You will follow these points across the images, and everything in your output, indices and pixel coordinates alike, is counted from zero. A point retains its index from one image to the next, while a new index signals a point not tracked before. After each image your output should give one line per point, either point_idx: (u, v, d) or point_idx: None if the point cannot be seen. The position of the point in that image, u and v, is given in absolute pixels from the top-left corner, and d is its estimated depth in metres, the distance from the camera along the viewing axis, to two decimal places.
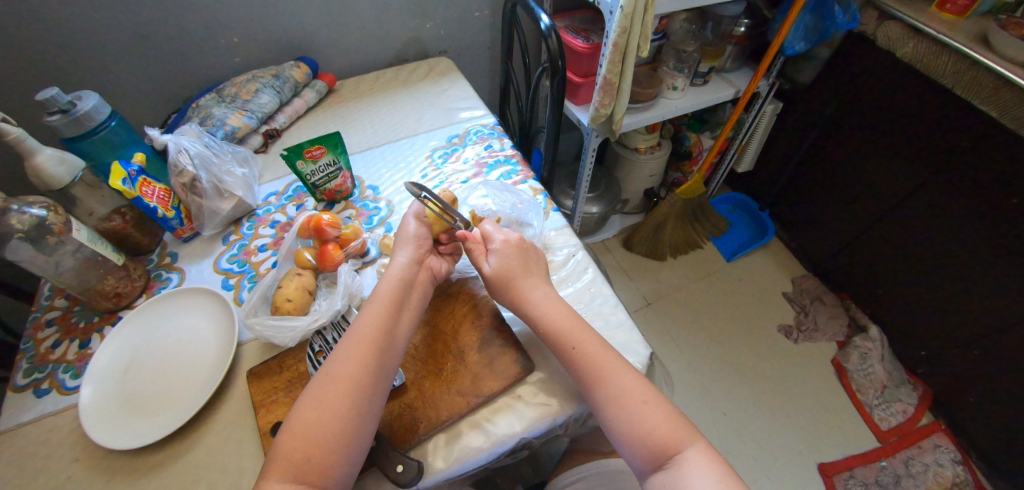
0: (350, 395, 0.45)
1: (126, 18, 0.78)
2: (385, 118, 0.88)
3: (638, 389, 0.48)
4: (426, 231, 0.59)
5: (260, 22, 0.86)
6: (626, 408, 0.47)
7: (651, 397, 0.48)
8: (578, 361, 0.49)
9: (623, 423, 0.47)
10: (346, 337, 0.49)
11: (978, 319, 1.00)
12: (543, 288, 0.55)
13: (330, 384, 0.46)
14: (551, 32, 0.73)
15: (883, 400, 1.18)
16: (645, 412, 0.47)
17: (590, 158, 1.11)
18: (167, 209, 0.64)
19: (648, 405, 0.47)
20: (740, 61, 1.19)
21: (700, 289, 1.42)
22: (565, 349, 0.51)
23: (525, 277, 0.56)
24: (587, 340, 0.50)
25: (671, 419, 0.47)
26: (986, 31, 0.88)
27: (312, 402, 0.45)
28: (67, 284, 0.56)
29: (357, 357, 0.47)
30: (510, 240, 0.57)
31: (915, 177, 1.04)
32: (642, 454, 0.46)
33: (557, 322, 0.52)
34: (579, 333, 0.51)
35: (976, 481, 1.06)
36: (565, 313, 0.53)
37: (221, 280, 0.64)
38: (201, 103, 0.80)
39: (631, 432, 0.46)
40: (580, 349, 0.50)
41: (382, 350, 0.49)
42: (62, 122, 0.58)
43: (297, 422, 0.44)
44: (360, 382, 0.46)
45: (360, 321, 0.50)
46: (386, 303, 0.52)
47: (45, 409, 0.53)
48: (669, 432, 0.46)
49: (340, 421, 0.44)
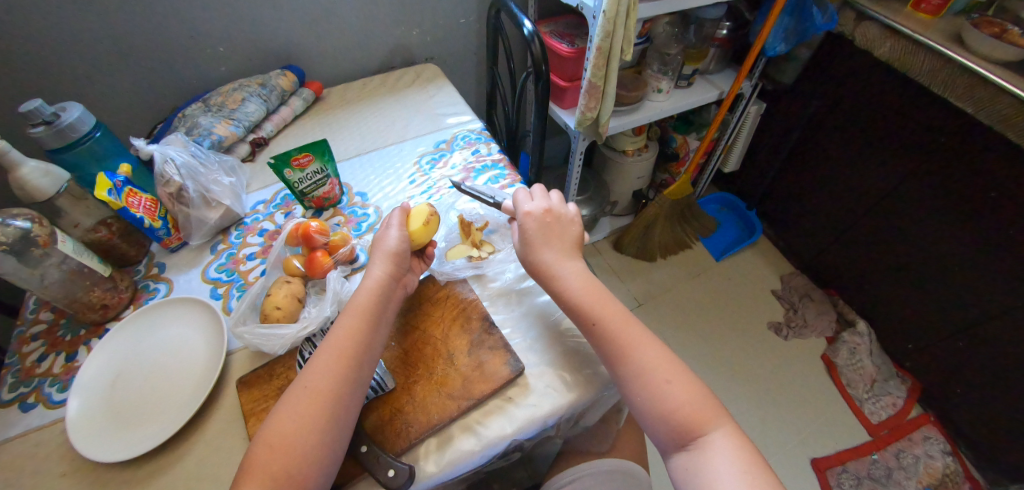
0: (327, 407, 0.45)
1: (110, 29, 0.78)
2: (373, 124, 0.88)
3: (662, 368, 0.48)
4: (404, 241, 0.59)
5: (246, 31, 0.86)
6: (650, 386, 0.47)
7: (675, 377, 0.48)
8: (599, 337, 0.50)
9: (646, 402, 0.47)
10: (323, 348, 0.49)
11: (961, 311, 1.02)
12: (567, 260, 0.56)
13: (307, 395, 0.46)
14: (535, 38, 0.74)
15: (873, 394, 1.19)
16: (668, 391, 0.47)
17: (578, 161, 1.12)
18: (154, 219, 0.64)
19: (671, 384, 0.47)
20: (723, 63, 1.21)
21: (691, 288, 1.44)
22: (585, 325, 0.51)
23: (544, 250, 0.56)
24: (608, 316, 0.51)
25: (696, 400, 0.47)
26: (960, 30, 0.91)
27: (288, 414, 0.45)
28: (53, 297, 0.56)
29: (335, 369, 0.47)
30: (532, 213, 0.58)
31: (896, 173, 1.06)
32: (666, 433, 0.46)
33: (580, 297, 0.52)
34: (602, 308, 0.52)
35: (965, 471, 1.07)
36: (590, 289, 0.53)
37: (210, 289, 0.64)
38: (187, 113, 0.80)
39: (655, 410, 0.46)
40: (600, 325, 0.51)
41: (359, 361, 0.49)
42: (46, 134, 0.58)
43: (274, 434, 0.44)
44: (337, 393, 0.46)
45: (337, 331, 0.50)
46: (361, 314, 0.52)
47: (31, 424, 0.52)
48: (694, 412, 0.46)
49: (318, 432, 0.44)
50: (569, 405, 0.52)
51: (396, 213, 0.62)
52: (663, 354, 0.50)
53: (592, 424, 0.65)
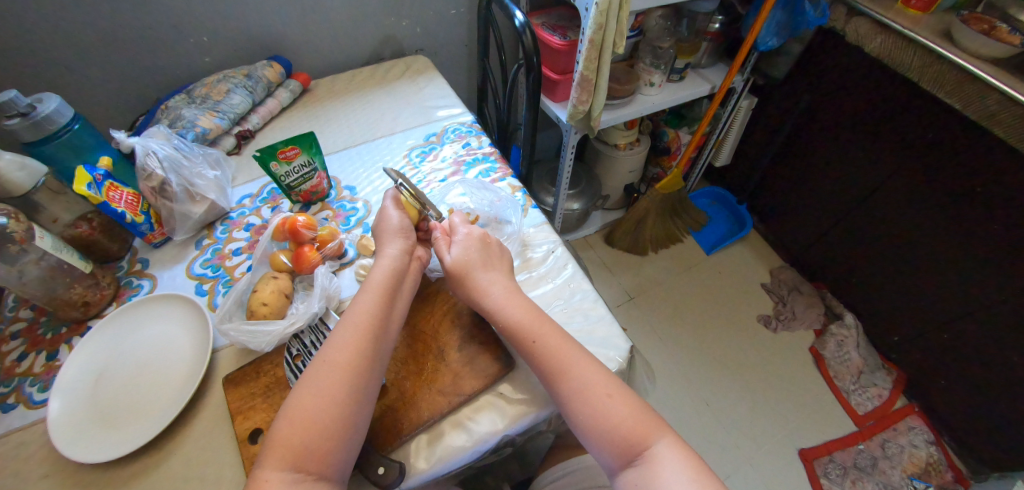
0: (348, 380, 0.45)
1: (87, 18, 0.75)
2: (362, 117, 0.87)
3: (602, 383, 0.48)
4: (408, 221, 0.60)
5: (229, 21, 0.84)
6: (591, 402, 0.47)
7: (615, 390, 0.48)
8: (541, 354, 0.50)
9: (588, 418, 0.46)
10: (341, 325, 0.49)
11: (947, 304, 1.04)
12: (503, 281, 0.56)
13: (327, 370, 0.45)
14: (526, 29, 0.73)
15: (860, 385, 1.21)
16: (610, 406, 0.47)
17: (570, 155, 1.11)
18: (136, 214, 0.62)
19: (612, 398, 0.47)
20: (715, 58, 1.20)
21: (682, 281, 1.44)
22: (523, 344, 0.51)
23: (484, 270, 0.56)
24: (546, 333, 0.51)
25: (636, 413, 0.47)
26: (948, 25, 0.91)
27: (309, 387, 0.44)
28: (32, 294, 0.55)
29: (355, 344, 0.47)
30: (473, 233, 0.59)
31: (884, 168, 1.07)
32: (611, 449, 0.46)
33: (520, 315, 0.52)
34: (540, 326, 0.52)
35: (948, 460, 1.10)
36: (526, 307, 0.53)
37: (195, 285, 0.63)
38: (170, 104, 0.78)
39: (599, 427, 0.46)
40: (540, 342, 0.50)
41: (379, 335, 0.49)
42: (22, 126, 0.56)
43: (295, 408, 0.43)
44: (357, 366, 0.46)
45: (355, 306, 0.50)
46: (379, 290, 0.52)
47: (11, 425, 0.51)
48: (637, 426, 0.46)
49: (340, 406, 0.44)
50: None
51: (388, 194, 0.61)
52: (602, 369, 0.49)
53: None
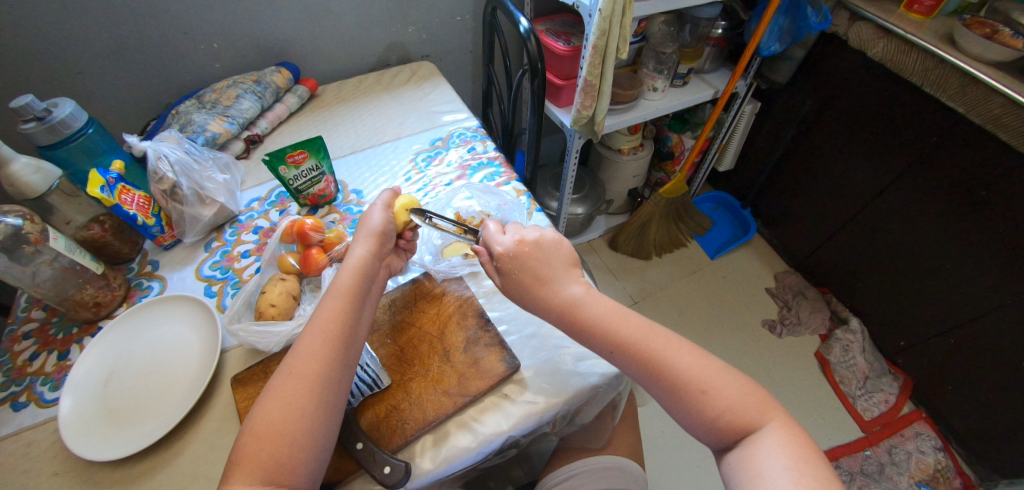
0: (315, 392, 0.44)
1: (101, 25, 0.77)
2: (369, 122, 0.88)
3: (696, 377, 0.45)
4: (387, 222, 0.58)
5: (239, 28, 0.86)
6: (686, 398, 0.44)
7: (711, 384, 0.44)
8: (620, 364, 0.47)
9: (685, 415, 0.45)
10: (305, 333, 0.48)
11: (953, 308, 1.03)
12: (569, 289, 0.50)
13: (294, 383, 0.44)
14: (530, 35, 0.74)
15: (866, 390, 1.20)
16: (705, 402, 0.44)
17: (573, 160, 1.12)
18: (147, 216, 0.64)
19: (708, 393, 0.44)
20: (718, 63, 1.21)
21: (686, 286, 1.44)
22: (603, 352, 0.48)
23: (545, 282, 0.51)
24: (631, 332, 0.47)
25: (736, 402, 0.44)
26: (951, 30, 0.92)
27: (274, 401, 0.44)
28: (44, 295, 0.56)
29: (321, 353, 0.46)
30: (542, 236, 0.54)
31: (888, 172, 1.07)
32: (710, 438, 0.44)
33: (590, 326, 0.48)
34: (623, 326, 0.48)
35: (956, 466, 1.09)
36: (606, 307, 0.49)
37: (204, 287, 0.64)
38: (181, 109, 0.80)
39: (696, 422, 0.44)
40: (618, 353, 0.47)
41: (345, 344, 0.48)
42: (37, 130, 0.57)
43: (260, 422, 0.43)
44: (324, 377, 0.45)
45: (320, 314, 0.49)
46: (345, 296, 0.50)
47: (23, 423, 0.52)
48: (738, 415, 0.44)
49: (308, 419, 0.43)
50: (565, 402, 0.52)
51: (383, 194, 0.60)
52: (693, 359, 0.46)
53: (587, 422, 0.65)
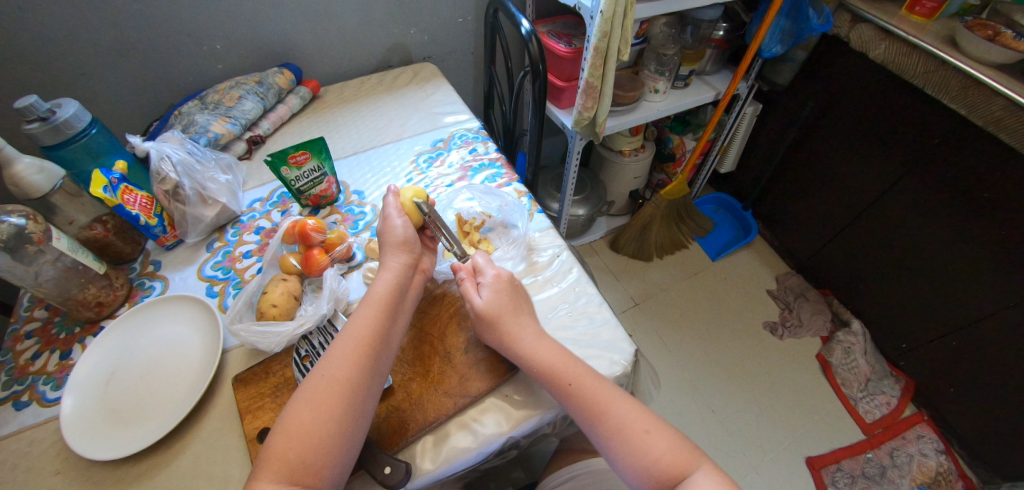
0: (345, 397, 0.45)
1: (105, 26, 0.77)
2: (371, 123, 0.89)
3: (638, 420, 0.48)
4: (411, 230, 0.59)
5: (242, 29, 0.86)
6: (630, 439, 0.47)
7: (653, 425, 0.48)
8: (577, 397, 0.48)
9: (627, 455, 0.47)
10: (340, 339, 0.49)
11: (955, 311, 1.03)
12: (532, 326, 0.54)
13: (325, 386, 0.45)
14: (532, 37, 0.74)
15: (868, 393, 1.20)
16: (649, 441, 0.47)
17: (575, 161, 1.12)
18: (150, 216, 0.64)
19: (651, 433, 0.47)
20: (720, 64, 1.21)
21: (687, 288, 1.44)
22: (561, 387, 0.49)
23: (516, 314, 0.54)
24: (581, 375, 0.50)
25: (674, 444, 0.47)
26: (953, 31, 0.91)
27: (305, 403, 0.44)
28: (47, 294, 0.56)
29: (353, 359, 0.47)
30: (502, 275, 0.56)
31: (890, 174, 1.07)
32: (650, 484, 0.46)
33: (551, 359, 0.51)
34: (572, 368, 0.50)
35: (959, 469, 1.08)
36: (556, 352, 0.51)
37: (206, 287, 0.64)
38: (183, 110, 0.80)
39: (637, 463, 0.46)
40: (577, 386, 0.49)
41: (377, 351, 0.48)
42: (41, 130, 0.58)
43: (291, 422, 0.44)
44: (354, 382, 0.46)
45: (356, 321, 0.50)
46: (380, 305, 0.51)
47: (25, 422, 0.52)
48: (675, 458, 0.46)
49: (336, 421, 0.44)
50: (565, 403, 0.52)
51: (390, 198, 0.61)
52: (636, 405, 0.50)
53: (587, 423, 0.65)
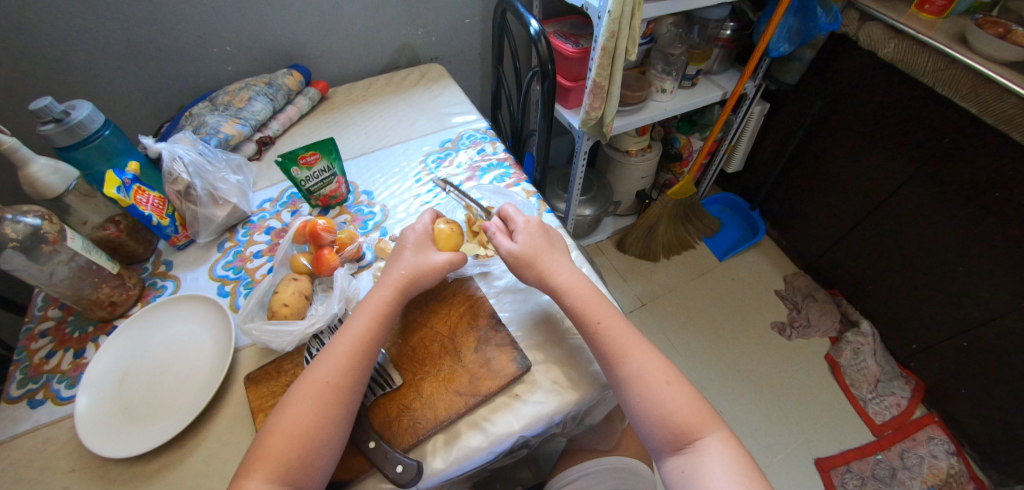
0: (337, 400, 0.47)
1: (117, 27, 0.78)
2: (379, 123, 0.89)
3: (660, 369, 0.49)
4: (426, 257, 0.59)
5: (252, 31, 0.87)
6: (649, 387, 0.48)
7: (673, 378, 0.49)
8: (604, 335, 0.51)
9: (643, 403, 0.47)
10: (334, 346, 0.51)
11: (967, 310, 1.01)
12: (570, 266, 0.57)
13: (318, 389, 0.47)
14: (541, 37, 0.74)
15: (877, 394, 1.19)
16: (668, 392, 0.48)
17: (582, 161, 1.12)
18: (162, 216, 0.64)
19: (670, 385, 0.48)
20: (726, 64, 1.21)
21: (692, 289, 1.43)
22: (590, 324, 0.52)
23: (549, 254, 0.57)
24: (610, 316, 0.52)
25: (692, 402, 0.48)
26: (963, 30, 0.91)
27: (299, 407, 0.47)
28: (61, 293, 0.56)
29: (346, 366, 0.49)
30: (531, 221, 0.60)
31: (900, 173, 1.06)
32: (661, 436, 0.47)
33: (582, 299, 0.53)
34: (602, 309, 0.53)
35: (970, 471, 1.07)
36: (576, 303, 0.54)
37: (217, 286, 0.64)
38: (194, 111, 0.81)
39: (653, 413, 0.47)
40: (605, 324, 0.51)
41: (367, 358, 0.51)
42: (55, 131, 0.58)
43: (286, 426, 0.46)
44: (346, 388, 0.48)
45: (350, 330, 0.52)
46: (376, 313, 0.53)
47: (40, 420, 0.52)
48: (691, 415, 0.47)
49: (328, 423, 0.46)
50: (576, 403, 0.52)
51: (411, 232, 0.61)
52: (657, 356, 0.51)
53: (597, 423, 0.65)
